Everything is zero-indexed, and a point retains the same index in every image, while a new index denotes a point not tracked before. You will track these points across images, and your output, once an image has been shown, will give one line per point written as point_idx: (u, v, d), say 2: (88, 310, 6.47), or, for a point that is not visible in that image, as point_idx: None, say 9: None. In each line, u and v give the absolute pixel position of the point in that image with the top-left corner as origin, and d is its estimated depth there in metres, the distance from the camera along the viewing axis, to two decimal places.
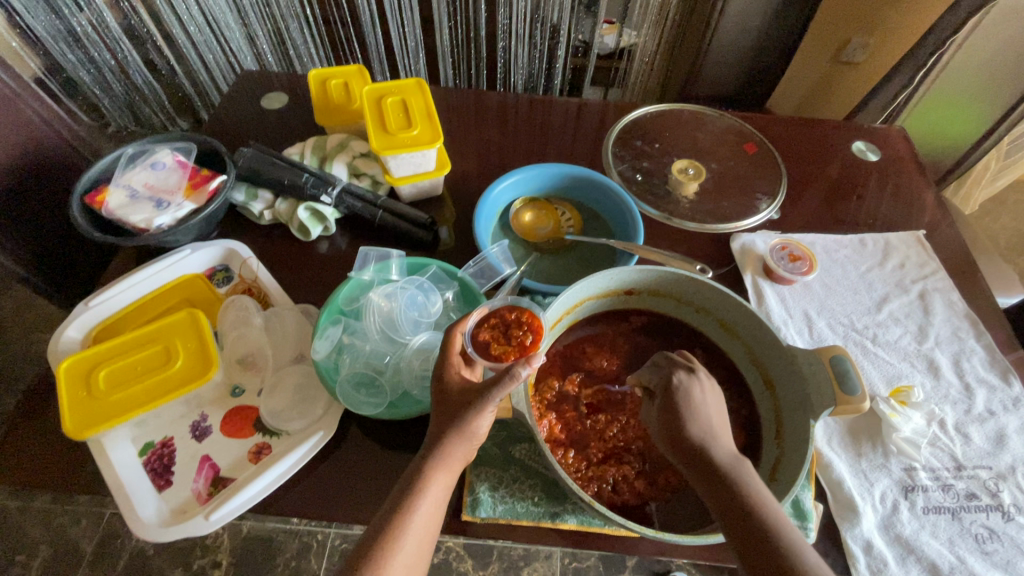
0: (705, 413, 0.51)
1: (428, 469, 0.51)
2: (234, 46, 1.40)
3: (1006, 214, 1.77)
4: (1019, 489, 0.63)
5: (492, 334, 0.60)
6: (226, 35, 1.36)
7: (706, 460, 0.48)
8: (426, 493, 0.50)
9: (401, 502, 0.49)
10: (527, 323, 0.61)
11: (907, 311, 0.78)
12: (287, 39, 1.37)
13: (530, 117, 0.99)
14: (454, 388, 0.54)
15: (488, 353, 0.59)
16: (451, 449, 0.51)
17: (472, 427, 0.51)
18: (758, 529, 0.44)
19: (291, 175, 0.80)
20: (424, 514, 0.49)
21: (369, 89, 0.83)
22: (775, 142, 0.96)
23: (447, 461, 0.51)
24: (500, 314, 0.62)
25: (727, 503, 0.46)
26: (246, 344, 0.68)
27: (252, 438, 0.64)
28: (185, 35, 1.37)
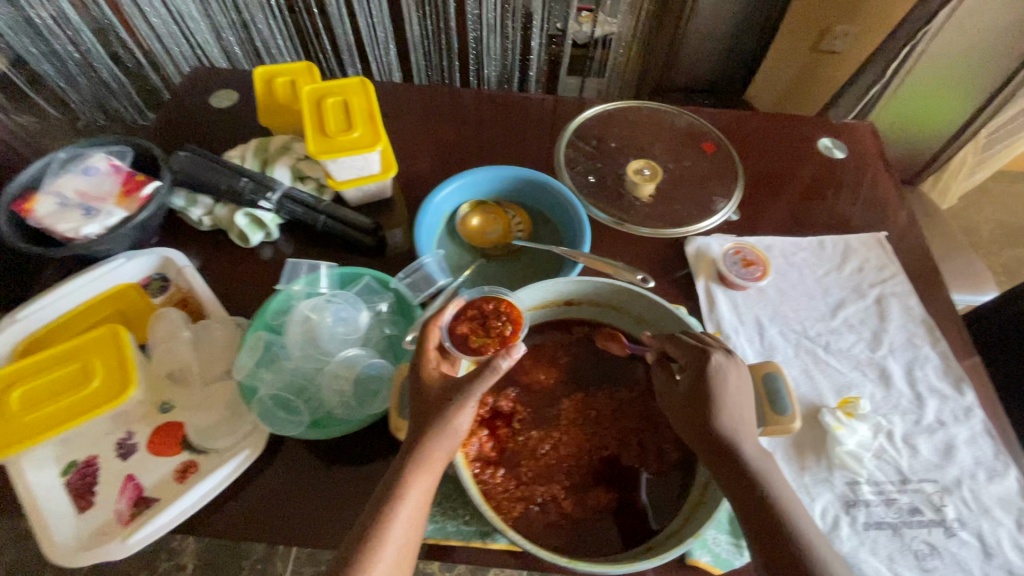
0: (738, 402, 0.51)
1: (411, 467, 0.48)
2: (200, 38, 1.27)
3: (988, 205, 1.75)
4: (963, 503, 0.62)
5: (471, 326, 0.61)
6: (193, 27, 1.24)
7: (732, 452, 0.49)
8: (407, 499, 0.47)
9: (381, 510, 0.47)
10: (504, 315, 0.62)
11: (862, 318, 0.76)
12: (255, 31, 1.27)
13: (485, 115, 0.95)
14: (434, 388, 0.52)
15: (467, 345, 0.59)
16: (432, 448, 0.49)
17: (453, 424, 0.49)
18: (774, 525, 0.46)
19: (229, 181, 0.78)
20: (408, 517, 0.47)
21: (309, 89, 0.79)
22: (736, 140, 0.93)
23: (427, 460, 0.49)
24: (478, 305, 0.62)
25: (749, 499, 0.47)
26: (172, 359, 0.66)
27: (178, 456, 0.62)
28: (148, 28, 1.23)
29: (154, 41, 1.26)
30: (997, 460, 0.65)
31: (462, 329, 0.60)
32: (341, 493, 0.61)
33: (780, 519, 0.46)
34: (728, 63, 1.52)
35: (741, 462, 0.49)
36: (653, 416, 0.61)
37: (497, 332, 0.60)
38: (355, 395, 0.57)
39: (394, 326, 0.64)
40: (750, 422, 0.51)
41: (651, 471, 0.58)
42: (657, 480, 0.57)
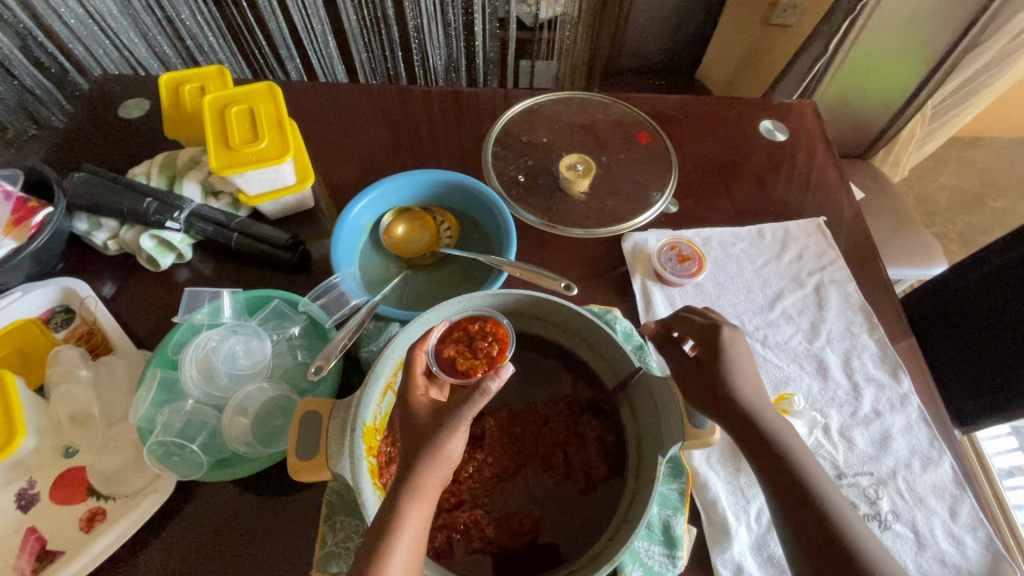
0: (750, 380, 0.52)
1: (403, 497, 0.44)
2: (125, 38, 1.13)
3: (945, 173, 1.76)
4: (898, 495, 0.61)
5: (458, 348, 0.60)
6: (113, 27, 1.10)
7: (749, 419, 0.49)
8: (403, 530, 0.43)
9: (375, 547, 0.42)
10: (493, 335, 0.60)
11: (800, 308, 0.75)
12: (182, 31, 1.16)
13: (413, 114, 0.90)
14: (424, 415, 0.49)
15: (455, 369, 0.58)
16: (424, 477, 0.45)
17: (445, 449, 0.46)
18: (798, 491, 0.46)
19: (131, 202, 0.72)
20: (408, 546, 0.43)
21: (211, 97, 0.74)
22: (674, 128, 0.90)
23: (421, 489, 0.45)
24: (464, 325, 0.61)
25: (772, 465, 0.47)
26: (71, 401, 0.61)
27: (84, 504, 0.59)
28: (66, 29, 1.07)
29: (74, 41, 1.09)
30: (932, 448, 0.64)
31: (449, 351, 0.59)
32: (262, 533, 0.58)
33: (803, 490, 0.45)
34: (676, 42, 1.48)
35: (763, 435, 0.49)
36: (581, 429, 0.59)
37: (485, 353, 0.59)
38: (259, 433, 0.54)
39: (306, 351, 0.61)
40: (761, 392, 0.52)
41: (577, 488, 0.56)
42: (582, 497, 0.56)
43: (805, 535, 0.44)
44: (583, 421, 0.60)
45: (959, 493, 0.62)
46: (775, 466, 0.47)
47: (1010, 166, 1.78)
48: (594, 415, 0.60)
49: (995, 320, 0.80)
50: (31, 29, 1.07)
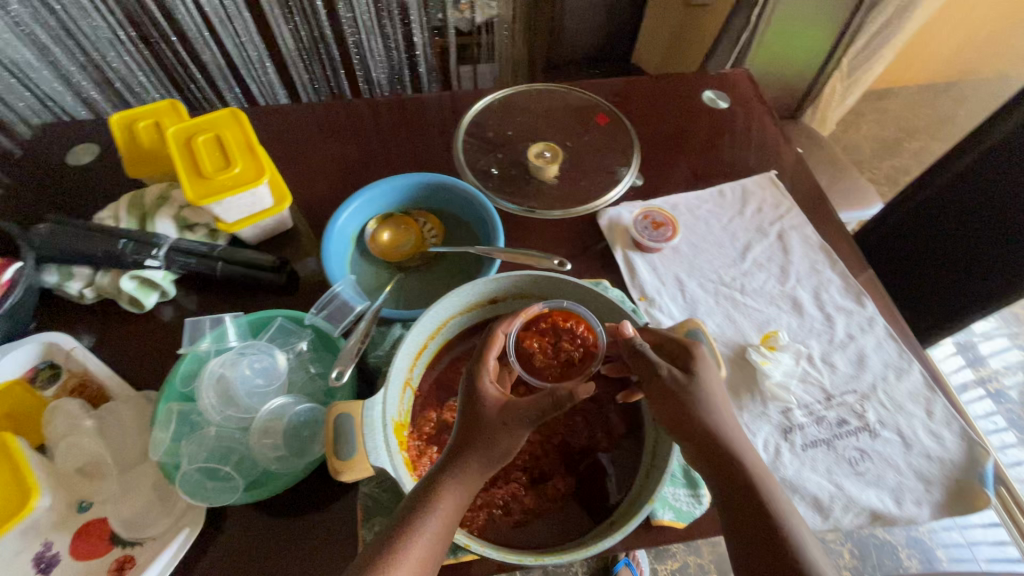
0: (725, 413, 0.51)
1: (447, 476, 0.48)
2: (47, 87, 1.08)
3: (864, 124, 1.91)
4: (881, 406, 0.68)
5: (542, 344, 0.63)
6: (35, 77, 1.05)
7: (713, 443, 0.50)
8: (436, 510, 0.46)
9: (404, 533, 0.45)
10: (583, 339, 0.62)
11: (768, 255, 0.81)
12: (111, 73, 1.12)
13: (376, 124, 0.92)
14: (492, 410, 0.51)
15: (533, 364, 0.62)
16: (469, 461, 0.48)
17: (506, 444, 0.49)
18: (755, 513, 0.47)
19: (105, 245, 0.70)
20: (434, 528, 0.46)
21: (174, 130, 0.73)
22: (627, 107, 0.95)
23: (466, 475, 0.48)
24: (554, 320, 0.63)
25: (732, 489, 0.49)
26: (80, 453, 0.59)
27: (110, 554, 0.57)
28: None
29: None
30: (902, 359, 0.72)
31: (532, 345, 0.63)
32: (303, 546, 0.59)
33: (761, 511, 0.47)
34: (608, 32, 1.55)
35: (727, 460, 0.49)
36: (594, 393, 0.63)
37: (567, 356, 0.63)
38: (287, 448, 0.54)
39: (318, 363, 0.62)
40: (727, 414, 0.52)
41: (602, 448, 0.60)
42: (607, 455, 0.59)
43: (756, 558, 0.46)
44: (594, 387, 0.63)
45: (931, 395, 0.69)
46: (743, 505, 0.48)
47: (918, 109, 1.96)
48: (603, 379, 0.63)
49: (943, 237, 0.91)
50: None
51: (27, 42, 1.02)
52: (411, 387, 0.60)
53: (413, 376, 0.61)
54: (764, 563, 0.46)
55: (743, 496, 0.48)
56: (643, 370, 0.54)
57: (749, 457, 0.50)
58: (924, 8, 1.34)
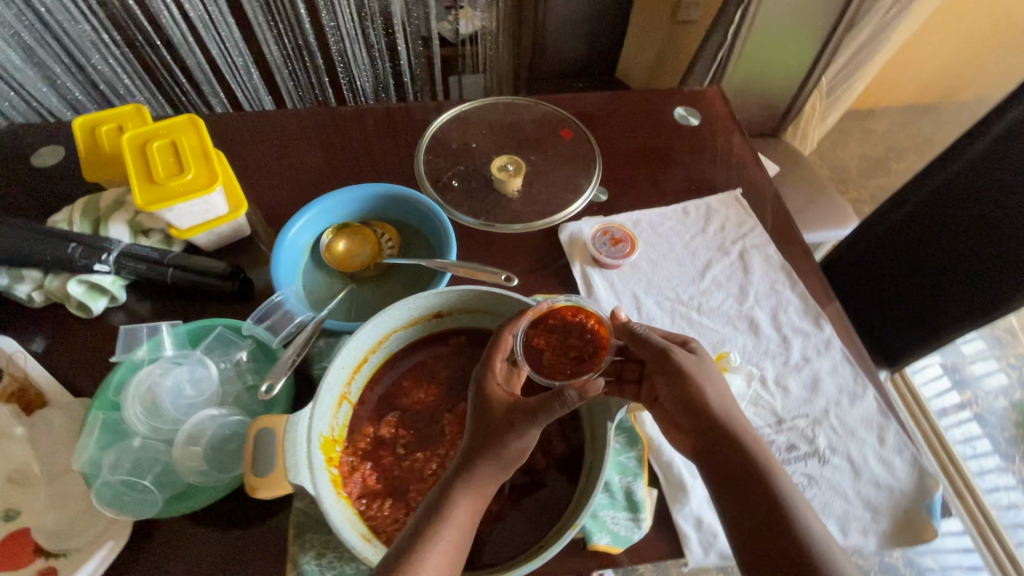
0: (725, 391, 0.58)
1: (459, 484, 0.50)
2: (32, 87, 1.09)
3: (852, 142, 1.91)
4: (833, 431, 0.67)
5: (551, 341, 0.64)
6: (19, 78, 1.06)
7: (717, 422, 0.55)
8: (449, 517, 0.49)
9: (421, 532, 0.47)
10: (590, 335, 0.65)
11: (728, 274, 0.81)
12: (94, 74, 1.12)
13: (343, 133, 0.92)
14: (497, 409, 0.54)
15: (544, 362, 0.62)
16: (480, 466, 0.51)
17: (510, 447, 0.52)
18: (757, 483, 0.51)
19: (54, 249, 0.70)
20: (450, 536, 0.48)
21: (130, 134, 0.73)
22: (596, 121, 0.95)
23: (472, 480, 0.51)
24: (561, 316, 0.65)
25: (733, 463, 0.53)
26: (8, 461, 0.59)
27: (33, 566, 0.56)
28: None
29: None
30: (857, 384, 0.70)
31: (540, 342, 0.63)
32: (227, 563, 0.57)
33: (762, 482, 0.51)
34: (594, 45, 1.55)
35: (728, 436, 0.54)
36: None
37: (577, 352, 0.64)
38: (210, 462, 0.53)
39: (255, 374, 0.61)
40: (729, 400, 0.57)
41: (539, 469, 0.58)
42: (544, 477, 0.58)
43: (758, 526, 0.50)
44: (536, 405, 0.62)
45: (884, 422, 0.68)
46: (738, 471, 0.52)
47: (906, 129, 1.96)
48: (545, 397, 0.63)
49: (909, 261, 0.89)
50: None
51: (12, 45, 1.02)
52: (347, 402, 0.59)
53: (351, 391, 0.60)
54: (759, 523, 0.50)
55: (740, 461, 0.52)
56: (649, 353, 0.60)
57: (742, 426, 0.55)
58: (903, 29, 1.35)
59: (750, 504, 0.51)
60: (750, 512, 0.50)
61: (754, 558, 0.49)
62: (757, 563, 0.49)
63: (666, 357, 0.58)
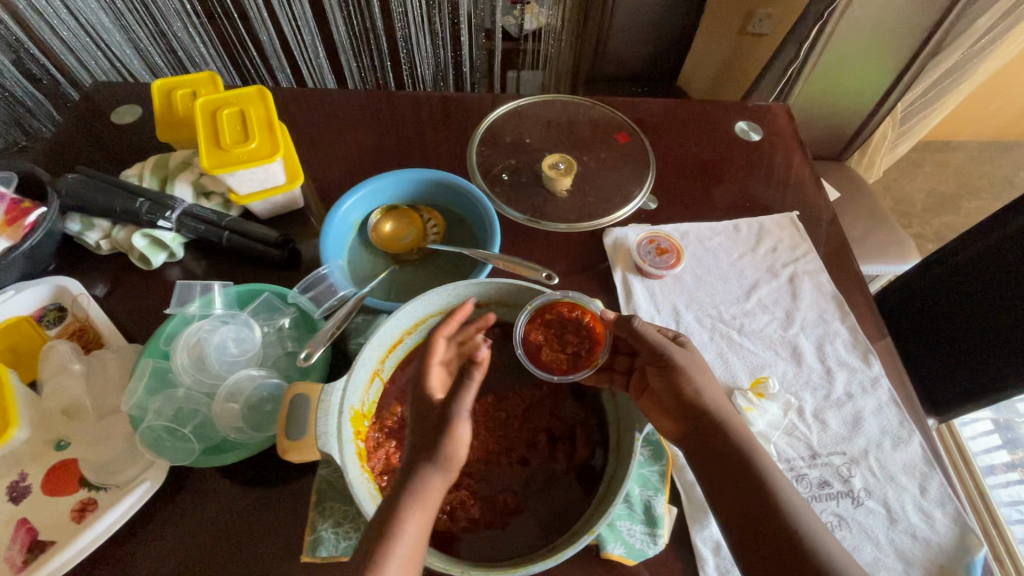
0: (711, 380, 0.59)
1: (405, 494, 0.47)
2: (117, 49, 1.15)
3: (921, 175, 1.81)
4: (870, 473, 0.64)
5: (547, 336, 0.64)
6: (106, 39, 1.13)
7: (705, 412, 0.57)
8: (403, 530, 0.46)
9: (384, 528, 0.46)
10: (586, 332, 0.65)
11: (775, 297, 0.78)
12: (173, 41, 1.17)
13: (402, 118, 0.93)
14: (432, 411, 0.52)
15: (541, 356, 0.63)
16: (423, 474, 0.48)
17: (452, 455, 0.49)
18: (745, 472, 0.54)
19: (124, 202, 0.74)
20: (413, 530, 0.46)
21: (203, 100, 0.76)
22: (654, 128, 0.93)
23: (422, 493, 0.48)
24: (556, 310, 0.65)
25: (722, 451, 0.55)
26: (63, 396, 0.62)
27: (76, 494, 0.60)
28: (59, 41, 1.11)
29: (68, 54, 1.13)
30: (902, 428, 0.67)
31: (537, 337, 0.64)
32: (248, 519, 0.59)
33: (747, 470, 0.54)
34: (657, 51, 1.52)
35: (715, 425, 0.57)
36: (562, 413, 0.61)
37: (574, 347, 0.64)
38: (247, 419, 0.55)
39: (295, 342, 0.63)
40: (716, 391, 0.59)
41: (559, 469, 0.58)
42: (564, 479, 0.57)
43: (747, 512, 0.52)
44: (565, 406, 0.62)
45: (928, 471, 0.64)
46: (729, 460, 0.55)
47: (983, 166, 1.84)
48: (573, 400, 0.62)
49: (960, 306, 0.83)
50: (24, 41, 1.10)
51: (105, 7, 1.09)
52: (379, 379, 0.61)
53: (384, 368, 0.61)
54: (746, 509, 0.52)
55: (731, 449, 0.55)
56: (644, 346, 0.59)
57: (729, 415, 0.57)
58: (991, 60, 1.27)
59: (739, 492, 0.53)
60: (739, 499, 0.53)
61: (745, 541, 0.52)
62: (748, 545, 0.51)
63: (663, 352, 0.58)
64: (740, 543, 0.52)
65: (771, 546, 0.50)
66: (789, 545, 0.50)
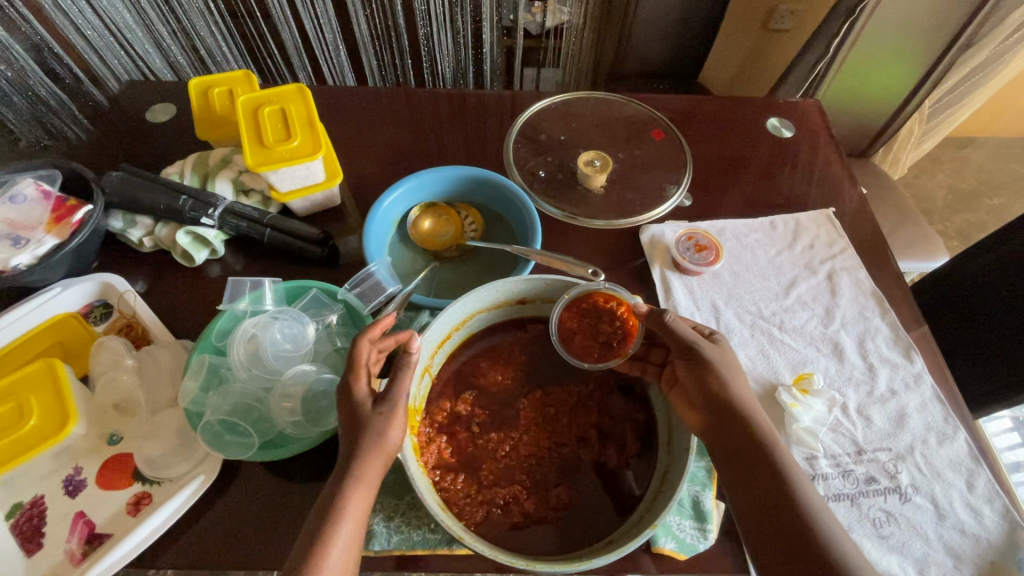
0: (742, 380, 0.57)
1: (348, 482, 0.50)
2: (140, 49, 1.16)
3: (942, 172, 1.80)
4: (917, 469, 0.64)
5: (581, 324, 0.65)
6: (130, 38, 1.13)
7: (733, 409, 0.54)
8: (347, 512, 0.49)
9: (327, 519, 0.48)
10: (620, 322, 0.65)
11: (814, 294, 0.78)
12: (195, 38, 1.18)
13: (436, 115, 0.94)
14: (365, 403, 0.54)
15: (573, 343, 0.64)
16: (365, 461, 0.50)
17: (386, 439, 0.52)
18: (768, 473, 0.51)
19: (168, 200, 0.75)
20: (354, 519, 0.49)
21: (244, 98, 0.76)
22: (687, 125, 0.93)
23: (363, 475, 0.51)
24: (596, 299, 0.65)
25: (745, 449, 0.52)
26: (117, 390, 0.63)
27: (131, 489, 0.60)
28: (84, 41, 1.12)
29: (91, 53, 1.15)
30: (947, 424, 0.67)
31: (570, 325, 0.65)
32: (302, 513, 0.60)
33: (772, 472, 0.51)
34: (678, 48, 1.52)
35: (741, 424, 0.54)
36: (610, 408, 0.62)
37: (606, 336, 0.64)
38: (303, 413, 0.57)
39: (344, 338, 0.63)
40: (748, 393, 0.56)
41: (611, 463, 0.58)
42: (615, 473, 0.58)
43: (767, 514, 0.49)
44: (613, 402, 0.63)
45: (975, 467, 0.64)
46: (752, 458, 0.52)
47: (1004, 163, 1.83)
48: (621, 396, 0.63)
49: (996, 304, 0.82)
50: (49, 42, 1.10)
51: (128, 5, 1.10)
52: (429, 374, 0.61)
53: (433, 364, 0.62)
54: (767, 508, 0.50)
55: (755, 448, 0.52)
56: (673, 339, 0.59)
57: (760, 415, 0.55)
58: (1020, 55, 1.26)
59: (760, 493, 0.50)
60: (760, 502, 0.50)
61: (761, 541, 0.49)
62: (765, 546, 0.49)
63: (693, 346, 0.58)
64: (759, 544, 0.49)
65: (792, 551, 0.47)
66: (811, 551, 0.46)
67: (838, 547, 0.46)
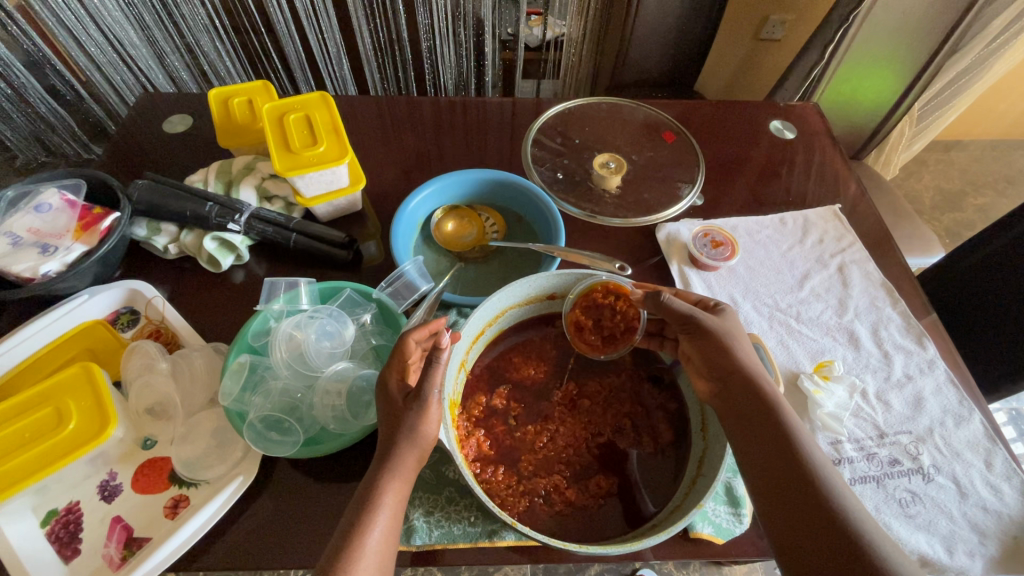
0: (745, 345, 0.57)
1: (384, 477, 0.50)
2: (143, 65, 1.14)
3: (926, 174, 1.87)
4: (937, 450, 0.66)
5: (587, 321, 0.66)
6: (131, 53, 1.11)
7: (744, 379, 0.54)
8: (383, 506, 0.49)
9: (359, 519, 0.48)
10: (623, 314, 0.65)
11: (827, 286, 0.81)
12: (196, 48, 1.14)
13: (453, 123, 0.96)
14: (399, 396, 0.54)
15: (583, 338, 0.66)
16: (401, 453, 0.50)
17: (421, 432, 0.51)
18: (780, 438, 0.51)
19: (193, 207, 0.75)
20: (385, 520, 0.48)
21: (269, 106, 0.78)
22: (695, 128, 0.97)
23: (400, 469, 0.50)
24: (592, 295, 0.64)
25: (755, 416, 0.52)
26: (152, 393, 0.63)
27: (167, 492, 0.60)
28: (86, 57, 1.13)
29: (93, 69, 1.15)
30: (962, 406, 0.69)
31: (577, 320, 0.66)
32: (338, 511, 0.59)
33: (786, 438, 0.51)
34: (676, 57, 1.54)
35: (752, 392, 0.54)
36: (642, 398, 0.64)
37: (610, 329, 0.66)
38: (346, 410, 0.59)
39: (379, 336, 0.65)
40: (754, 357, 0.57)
41: (645, 450, 0.60)
42: (649, 459, 0.60)
43: (777, 480, 0.49)
44: (645, 392, 0.65)
45: (992, 447, 0.66)
46: (758, 425, 0.52)
47: (986, 164, 1.91)
48: (650, 386, 0.65)
49: (996, 293, 0.85)
50: (49, 57, 1.14)
51: (130, 20, 1.07)
52: (465, 370, 0.62)
53: (468, 359, 0.63)
54: (780, 474, 0.49)
55: (764, 415, 0.52)
56: (672, 315, 0.59)
57: (766, 380, 0.55)
58: (1003, 59, 1.32)
59: (771, 458, 0.50)
60: (771, 469, 0.50)
61: (772, 506, 0.49)
62: (774, 511, 0.49)
63: (691, 317, 0.58)
64: (768, 505, 0.50)
65: (797, 510, 0.47)
66: (827, 516, 0.46)
67: (845, 510, 0.46)
